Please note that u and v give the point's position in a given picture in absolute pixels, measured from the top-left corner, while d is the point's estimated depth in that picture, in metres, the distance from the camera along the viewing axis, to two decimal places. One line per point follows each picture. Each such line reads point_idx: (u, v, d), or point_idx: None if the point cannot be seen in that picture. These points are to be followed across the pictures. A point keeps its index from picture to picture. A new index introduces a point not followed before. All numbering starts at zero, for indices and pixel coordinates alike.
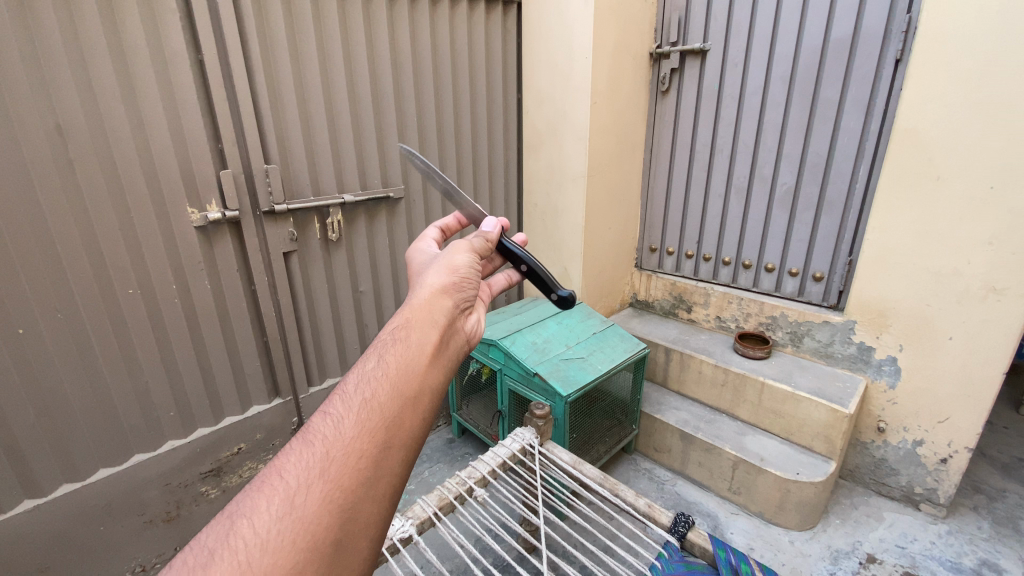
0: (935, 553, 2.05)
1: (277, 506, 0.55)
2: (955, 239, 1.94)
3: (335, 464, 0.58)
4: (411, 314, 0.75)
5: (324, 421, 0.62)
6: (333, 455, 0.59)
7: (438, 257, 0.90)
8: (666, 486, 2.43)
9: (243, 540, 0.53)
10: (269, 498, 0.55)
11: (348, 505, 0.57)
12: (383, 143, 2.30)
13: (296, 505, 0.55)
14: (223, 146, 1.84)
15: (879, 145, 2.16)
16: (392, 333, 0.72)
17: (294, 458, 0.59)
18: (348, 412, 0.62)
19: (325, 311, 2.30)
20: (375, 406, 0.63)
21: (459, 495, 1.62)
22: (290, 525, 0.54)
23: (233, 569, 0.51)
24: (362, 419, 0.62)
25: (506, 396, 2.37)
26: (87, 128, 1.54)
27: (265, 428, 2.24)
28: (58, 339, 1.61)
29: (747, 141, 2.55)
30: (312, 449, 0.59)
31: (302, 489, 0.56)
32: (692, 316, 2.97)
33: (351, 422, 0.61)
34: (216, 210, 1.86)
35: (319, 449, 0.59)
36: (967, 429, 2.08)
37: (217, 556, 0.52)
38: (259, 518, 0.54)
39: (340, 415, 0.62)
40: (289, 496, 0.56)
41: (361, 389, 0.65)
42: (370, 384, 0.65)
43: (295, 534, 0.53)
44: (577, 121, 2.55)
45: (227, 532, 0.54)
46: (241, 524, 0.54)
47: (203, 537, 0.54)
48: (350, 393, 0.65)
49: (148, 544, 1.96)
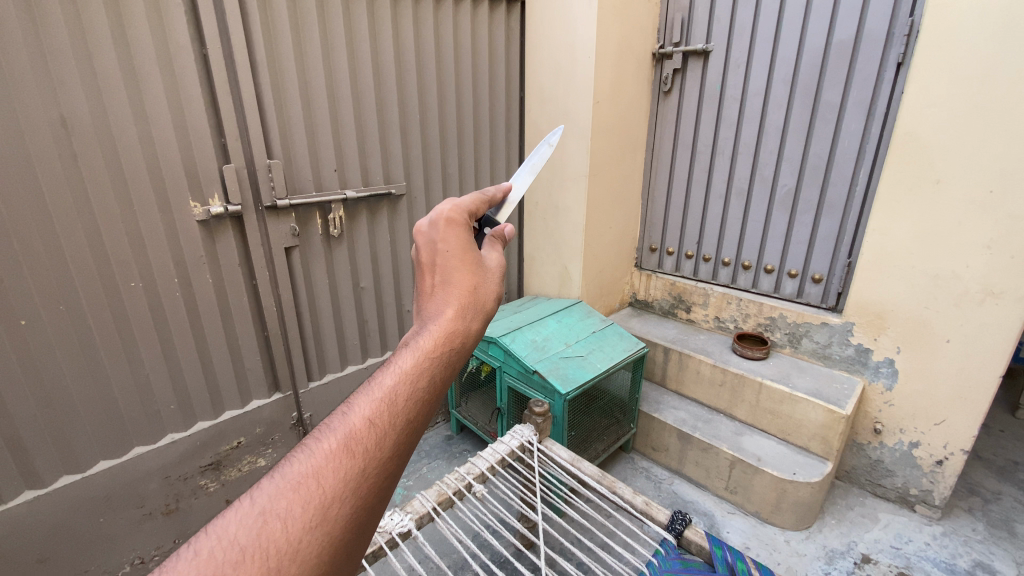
0: (930, 554, 2.07)
1: (311, 516, 0.53)
2: (954, 242, 1.96)
3: (370, 480, 0.57)
4: (466, 336, 0.69)
5: (365, 426, 0.58)
6: (371, 470, 0.57)
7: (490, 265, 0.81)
8: (663, 485, 2.45)
9: (271, 545, 0.51)
10: (303, 504, 0.53)
11: (368, 520, 0.57)
12: (386, 139, 2.30)
13: (329, 518, 0.54)
14: (226, 140, 1.84)
15: (879, 147, 2.17)
16: (446, 349, 0.66)
17: (332, 463, 0.56)
18: (394, 426, 0.59)
19: (326, 306, 2.31)
20: (417, 426, 0.61)
21: (458, 491, 1.62)
22: (322, 537, 0.53)
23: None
24: (403, 440, 0.59)
25: (505, 393, 2.38)
26: (90, 120, 1.55)
27: (265, 422, 2.24)
28: (60, 330, 1.61)
29: (748, 143, 2.56)
30: (352, 460, 0.56)
31: (338, 503, 0.54)
32: (691, 316, 2.98)
33: (395, 439, 0.59)
34: (218, 204, 1.86)
35: (360, 463, 0.57)
36: (962, 430, 2.10)
37: (245, 557, 0.50)
38: (292, 524, 0.52)
39: (383, 428, 0.59)
40: (323, 507, 0.54)
41: (409, 404, 0.61)
42: (417, 401, 0.62)
43: (324, 546, 0.53)
44: (579, 120, 2.56)
45: (256, 529, 0.52)
46: (273, 524, 0.52)
47: (230, 529, 0.52)
48: (398, 402, 0.60)
49: (147, 536, 1.96)
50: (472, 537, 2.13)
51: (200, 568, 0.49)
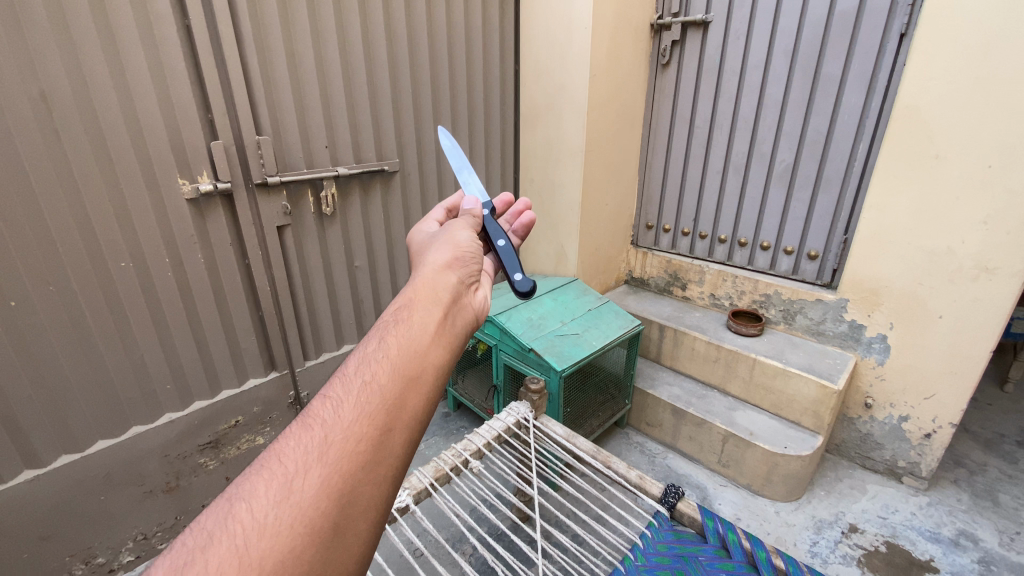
0: (915, 524, 2.13)
1: (276, 490, 0.56)
2: (950, 218, 1.95)
3: (333, 446, 0.59)
4: (413, 296, 0.79)
5: (323, 404, 0.64)
6: (332, 436, 0.60)
7: (436, 247, 0.93)
8: (657, 459, 2.49)
9: (240, 522, 0.54)
10: (267, 481, 0.57)
11: (343, 488, 0.57)
12: (378, 115, 2.25)
13: (294, 489, 0.56)
14: (214, 116, 1.79)
15: (879, 122, 2.14)
16: (391, 317, 0.75)
17: (293, 441, 0.60)
18: (349, 394, 0.64)
19: (320, 285, 2.29)
20: (376, 389, 0.65)
21: (455, 467, 1.65)
22: (289, 506, 0.55)
23: (230, 550, 0.52)
24: (361, 402, 0.63)
25: (501, 370, 2.39)
26: (71, 95, 1.50)
27: (262, 401, 2.25)
28: (51, 310, 1.60)
29: (747, 117, 2.52)
30: (311, 432, 0.60)
31: (302, 472, 0.57)
32: (687, 294, 2.98)
33: (352, 405, 0.63)
34: (207, 182, 1.83)
35: (319, 432, 0.60)
36: (951, 404, 2.13)
37: (216, 537, 0.53)
38: (256, 501, 0.55)
39: (339, 399, 0.64)
40: (288, 480, 0.56)
41: (361, 371, 0.67)
42: (371, 366, 0.67)
43: (293, 513, 0.54)
44: (575, 94, 2.51)
45: (226, 514, 0.55)
46: (239, 507, 0.55)
47: (203, 519, 0.55)
48: (351, 375, 0.67)
49: (149, 513, 1.99)
50: (470, 511, 2.17)
51: (177, 555, 0.52)
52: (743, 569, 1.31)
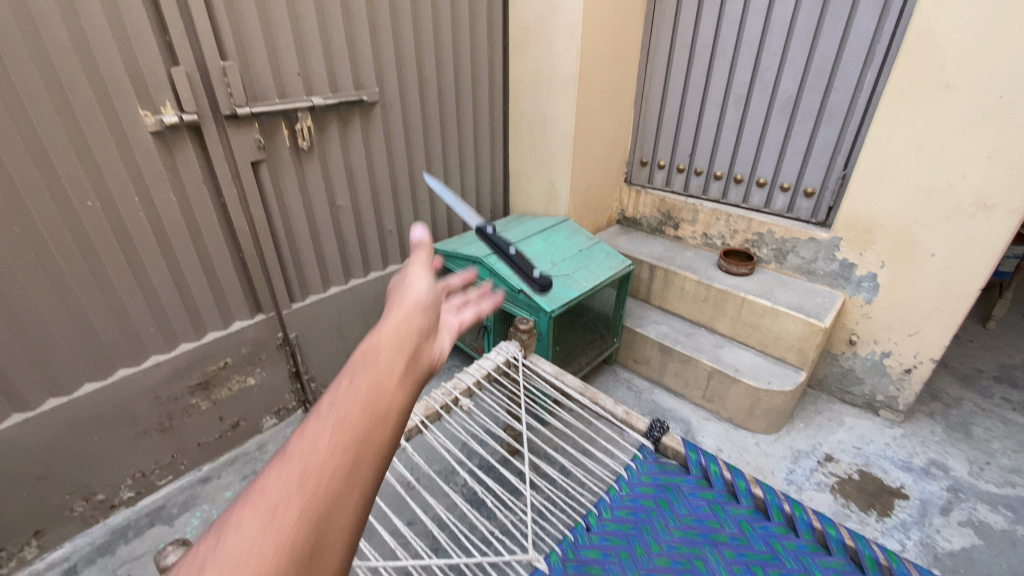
0: (889, 453, 2.24)
1: (303, 474, 0.52)
2: (953, 152, 1.89)
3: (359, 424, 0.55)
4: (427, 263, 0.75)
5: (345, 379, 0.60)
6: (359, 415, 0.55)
7: None
8: (644, 395, 2.55)
9: (268, 511, 0.50)
10: (294, 467, 0.52)
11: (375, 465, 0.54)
12: (355, 39, 2.08)
13: (322, 473, 0.52)
14: (172, 38, 1.63)
15: (890, 48, 2.02)
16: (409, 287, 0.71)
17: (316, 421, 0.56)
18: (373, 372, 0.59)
19: (302, 225, 2.20)
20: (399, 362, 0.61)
21: (445, 405, 1.66)
22: (323, 489, 0.51)
23: (262, 540, 0.48)
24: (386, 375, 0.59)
25: (490, 311, 2.37)
26: (7, 12, 1.34)
27: (251, 343, 2.20)
28: (18, 253, 1.53)
29: (751, 43, 2.36)
30: (335, 412, 0.56)
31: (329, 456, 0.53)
32: (679, 233, 2.94)
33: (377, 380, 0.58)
34: (171, 113, 1.70)
35: (343, 411, 0.56)
36: (934, 341, 2.17)
37: (243, 528, 0.49)
38: (284, 488, 0.51)
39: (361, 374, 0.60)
40: (315, 463, 0.52)
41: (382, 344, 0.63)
42: (391, 338, 0.63)
43: (326, 496, 0.51)
44: (568, 16, 2.32)
45: (253, 505, 0.51)
46: (266, 494, 0.51)
47: (227, 513, 0.50)
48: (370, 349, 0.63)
49: (145, 453, 2.00)
50: (462, 446, 2.22)
51: (207, 549, 0.48)
52: (722, 498, 1.38)
